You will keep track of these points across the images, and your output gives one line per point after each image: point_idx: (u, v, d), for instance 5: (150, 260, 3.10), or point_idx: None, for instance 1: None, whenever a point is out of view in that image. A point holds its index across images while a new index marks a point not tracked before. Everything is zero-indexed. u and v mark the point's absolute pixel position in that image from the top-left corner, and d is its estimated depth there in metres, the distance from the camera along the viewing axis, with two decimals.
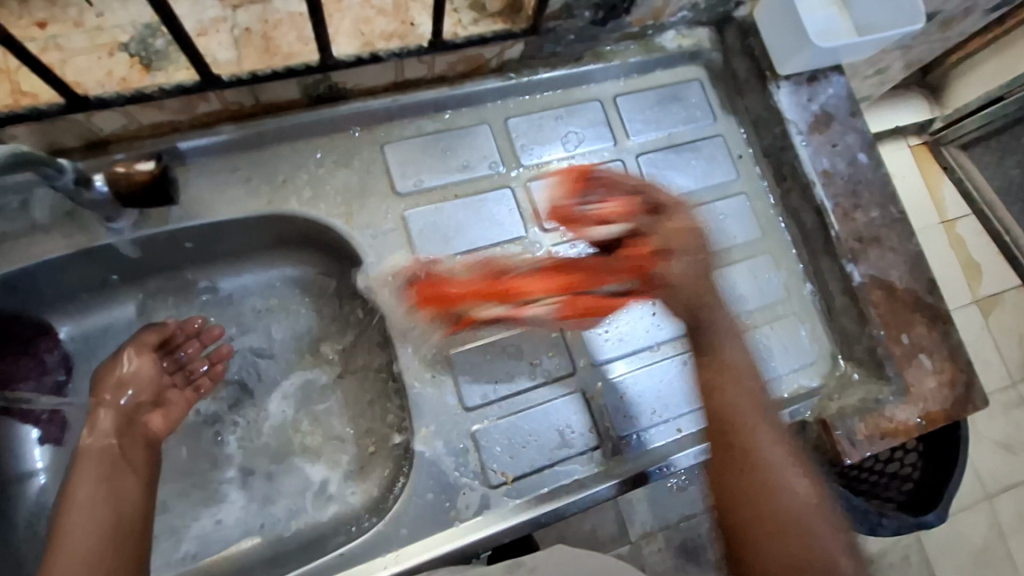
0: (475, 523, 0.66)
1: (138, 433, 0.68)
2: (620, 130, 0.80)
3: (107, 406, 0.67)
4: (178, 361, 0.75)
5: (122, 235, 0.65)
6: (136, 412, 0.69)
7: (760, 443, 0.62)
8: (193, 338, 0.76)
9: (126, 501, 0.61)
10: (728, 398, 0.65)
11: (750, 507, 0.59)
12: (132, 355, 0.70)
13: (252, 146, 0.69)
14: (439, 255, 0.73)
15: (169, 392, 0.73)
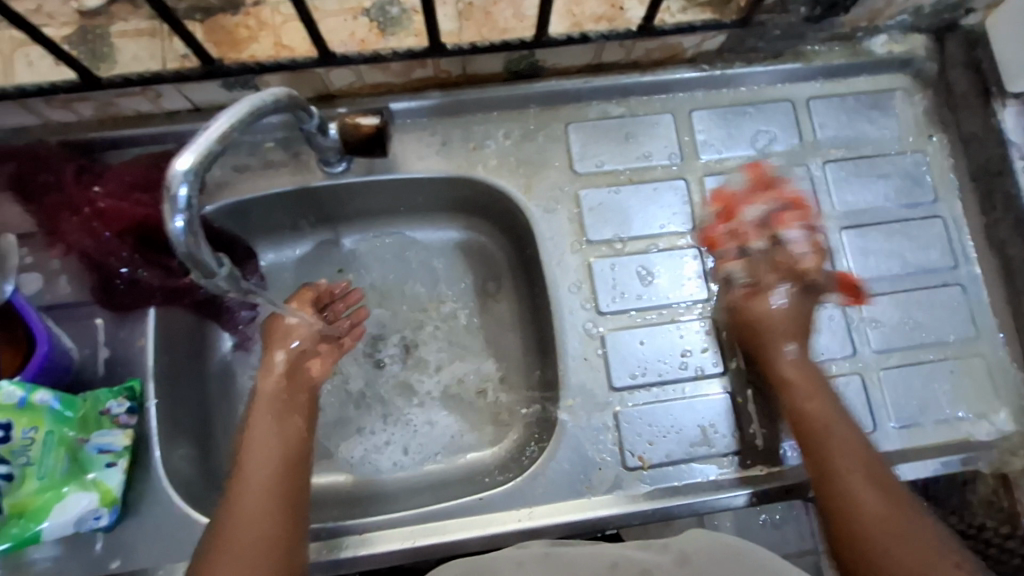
0: (608, 499, 0.68)
1: (303, 381, 0.70)
2: (808, 134, 0.77)
3: (279, 349, 0.70)
4: (331, 317, 0.77)
5: (337, 176, 0.74)
6: (301, 358, 0.71)
7: (854, 486, 0.60)
8: (339, 298, 0.79)
9: (293, 446, 0.65)
10: (838, 430, 0.63)
11: (869, 518, 0.58)
12: (297, 307, 0.73)
13: (451, 112, 0.75)
14: (606, 236, 0.74)
15: (325, 344, 0.74)
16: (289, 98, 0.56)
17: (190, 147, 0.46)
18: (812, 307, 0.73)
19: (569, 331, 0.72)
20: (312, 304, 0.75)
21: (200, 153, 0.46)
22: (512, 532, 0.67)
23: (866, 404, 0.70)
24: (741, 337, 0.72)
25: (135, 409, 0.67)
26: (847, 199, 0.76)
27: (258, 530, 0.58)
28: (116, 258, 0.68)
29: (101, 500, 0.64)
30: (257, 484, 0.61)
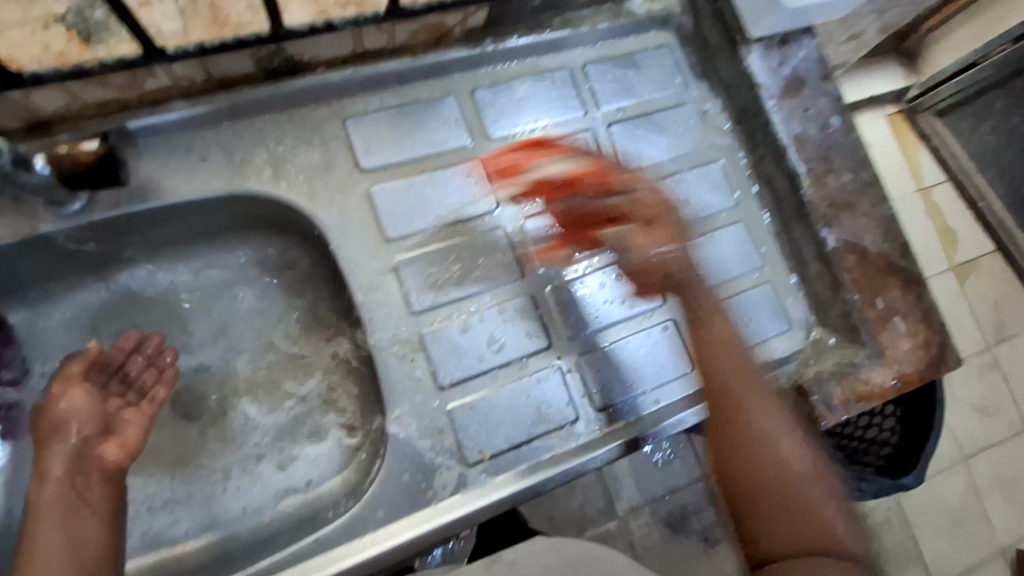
0: (457, 499, 0.65)
1: (94, 470, 0.59)
2: (590, 98, 0.78)
3: (54, 445, 0.59)
4: (127, 378, 0.69)
5: (77, 218, 0.62)
6: (87, 446, 0.61)
7: (786, 462, 0.60)
8: (135, 353, 0.71)
9: (97, 534, 0.56)
10: (711, 337, 0.67)
11: (785, 523, 0.57)
12: (66, 389, 0.63)
13: (205, 124, 0.66)
14: (405, 230, 0.70)
15: (122, 414, 0.66)
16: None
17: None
18: (620, 266, 0.75)
19: (383, 337, 0.68)
20: (89, 374, 0.66)
21: None
22: (358, 563, 0.62)
23: (680, 346, 0.74)
24: (558, 309, 0.72)
25: None
26: (635, 156, 0.78)
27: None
28: None
29: None
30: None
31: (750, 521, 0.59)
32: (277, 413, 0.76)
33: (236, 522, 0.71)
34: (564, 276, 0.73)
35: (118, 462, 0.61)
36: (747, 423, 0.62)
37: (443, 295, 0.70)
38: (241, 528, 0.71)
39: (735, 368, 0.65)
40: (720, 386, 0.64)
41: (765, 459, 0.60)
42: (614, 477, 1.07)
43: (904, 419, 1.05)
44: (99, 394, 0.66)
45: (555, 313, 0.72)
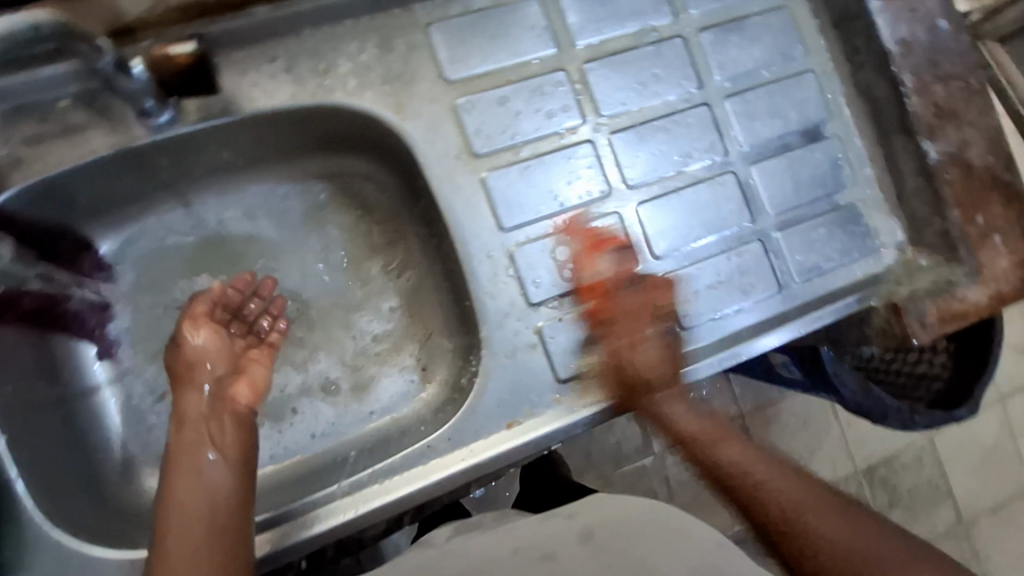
0: (543, 414, 0.66)
1: (230, 409, 0.62)
2: (679, 3, 0.73)
3: (190, 388, 0.62)
4: (246, 321, 0.72)
5: (164, 130, 0.61)
6: (222, 387, 0.64)
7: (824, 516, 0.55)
8: (252, 296, 0.73)
9: (231, 476, 0.57)
10: (721, 446, 0.65)
11: (785, 497, 0.57)
12: (195, 329, 0.67)
13: (286, 31, 0.63)
14: (491, 145, 0.68)
15: (248, 357, 0.69)
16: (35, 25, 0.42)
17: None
18: (708, 182, 0.73)
19: (473, 255, 0.66)
20: (213, 318, 0.69)
21: None
22: (460, 473, 0.63)
23: (769, 265, 0.72)
24: (648, 228, 0.70)
25: None
26: (725, 66, 0.74)
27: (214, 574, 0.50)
28: None
29: None
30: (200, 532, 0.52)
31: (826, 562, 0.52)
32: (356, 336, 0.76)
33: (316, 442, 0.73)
34: (651, 193, 0.71)
35: (249, 405, 0.64)
36: (804, 515, 0.55)
37: (533, 211, 0.68)
38: (318, 451, 0.73)
39: (761, 479, 0.60)
40: (731, 466, 0.62)
41: (781, 501, 0.57)
42: (651, 416, 1.10)
43: (956, 355, 1.00)
44: (224, 334, 0.68)
45: (644, 231, 0.70)
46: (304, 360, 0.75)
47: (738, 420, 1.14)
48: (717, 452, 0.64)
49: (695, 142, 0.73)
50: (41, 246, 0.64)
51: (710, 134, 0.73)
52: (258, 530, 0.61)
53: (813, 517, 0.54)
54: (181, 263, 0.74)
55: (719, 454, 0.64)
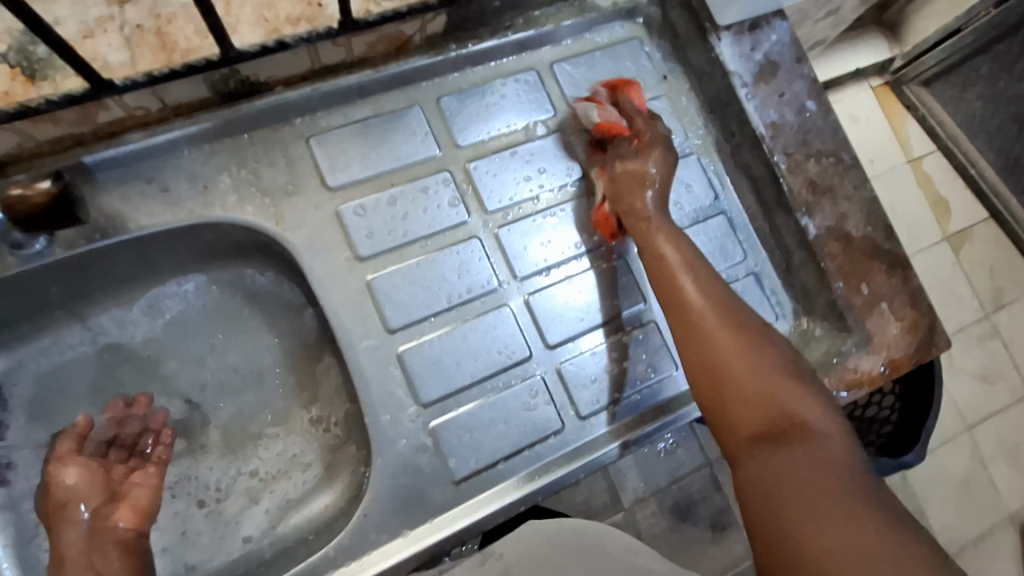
0: (444, 517, 0.64)
1: (112, 537, 0.62)
2: (560, 99, 0.77)
3: (68, 528, 0.61)
4: (123, 442, 0.70)
5: (36, 259, 0.61)
6: (101, 519, 0.62)
7: (777, 454, 0.51)
8: (127, 418, 0.71)
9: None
10: (796, 381, 0.56)
11: (821, 471, 0.49)
12: (64, 468, 0.64)
13: (165, 154, 0.65)
14: (379, 247, 0.69)
15: (129, 480, 0.67)
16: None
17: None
18: (599, 270, 0.74)
19: (360, 359, 0.66)
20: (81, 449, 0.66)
21: None
22: None
23: (665, 345, 0.73)
24: (541, 316, 0.71)
25: None
26: None
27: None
28: None
29: None
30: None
31: (796, 536, 0.46)
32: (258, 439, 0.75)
33: (219, 557, 0.70)
34: (545, 281, 0.72)
35: (135, 530, 0.63)
36: (780, 459, 0.51)
37: (421, 309, 0.68)
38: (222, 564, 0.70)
39: (786, 411, 0.54)
40: (783, 412, 0.54)
41: (789, 460, 0.50)
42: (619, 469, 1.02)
43: (904, 397, 1.02)
44: (97, 466, 0.66)
45: (536, 320, 0.71)
46: (205, 465, 0.74)
47: (705, 469, 1.05)
48: (760, 347, 0.59)
49: (584, 228, 0.74)
50: None
51: (600, 221, 0.75)
52: None
53: (794, 472, 0.49)
54: (74, 378, 0.73)
55: (783, 397, 0.55)
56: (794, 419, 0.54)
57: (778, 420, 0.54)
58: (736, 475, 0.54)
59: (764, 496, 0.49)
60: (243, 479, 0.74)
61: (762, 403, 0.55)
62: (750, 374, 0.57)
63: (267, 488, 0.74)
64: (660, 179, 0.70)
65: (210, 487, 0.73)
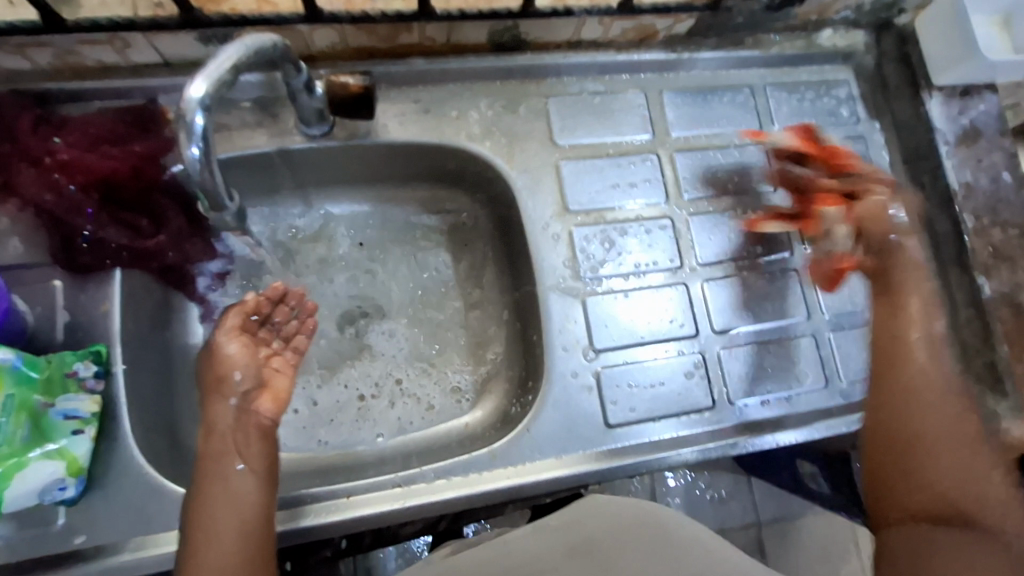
0: (568, 458, 0.69)
1: (255, 421, 0.61)
2: (767, 117, 0.83)
3: (220, 402, 0.61)
4: (276, 327, 0.68)
5: (316, 140, 0.72)
6: (246, 403, 0.62)
7: (930, 456, 0.58)
8: (280, 301, 0.68)
9: (258, 483, 0.58)
10: (937, 395, 0.61)
11: (950, 480, 0.57)
12: (229, 339, 0.64)
13: (432, 81, 0.75)
14: (584, 205, 0.76)
15: (275, 366, 0.66)
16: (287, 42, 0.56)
17: (200, 76, 0.48)
18: (772, 277, 0.78)
19: (552, 295, 0.73)
20: (246, 325, 0.66)
21: (212, 82, 0.49)
22: (503, 489, 0.67)
23: (819, 360, 0.76)
24: (712, 303, 0.76)
25: (102, 375, 0.61)
26: (800, 177, 0.82)
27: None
28: (77, 215, 0.62)
29: (67, 470, 0.57)
30: (214, 557, 0.54)
31: (948, 531, 0.55)
32: (416, 346, 0.81)
33: (362, 441, 0.76)
34: (723, 271, 0.77)
35: (274, 418, 0.62)
36: (918, 457, 0.59)
37: (611, 268, 0.75)
38: (364, 447, 0.76)
39: (929, 435, 0.59)
40: (911, 431, 0.60)
41: (929, 450, 0.59)
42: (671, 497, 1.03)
43: None
44: (255, 341, 0.66)
45: (710, 304, 0.76)
46: (367, 362, 0.80)
47: (753, 528, 1.05)
48: (893, 372, 0.62)
49: (765, 236, 0.79)
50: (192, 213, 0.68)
51: (780, 234, 0.80)
52: (310, 502, 0.65)
53: (954, 476, 0.57)
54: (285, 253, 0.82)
55: (922, 408, 0.60)
56: (917, 451, 0.59)
57: (907, 398, 0.61)
58: (869, 412, 0.64)
59: (893, 448, 0.60)
60: (384, 384, 0.79)
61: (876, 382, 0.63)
62: (926, 385, 0.61)
63: (402, 396, 0.79)
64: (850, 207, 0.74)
65: (348, 386, 0.78)
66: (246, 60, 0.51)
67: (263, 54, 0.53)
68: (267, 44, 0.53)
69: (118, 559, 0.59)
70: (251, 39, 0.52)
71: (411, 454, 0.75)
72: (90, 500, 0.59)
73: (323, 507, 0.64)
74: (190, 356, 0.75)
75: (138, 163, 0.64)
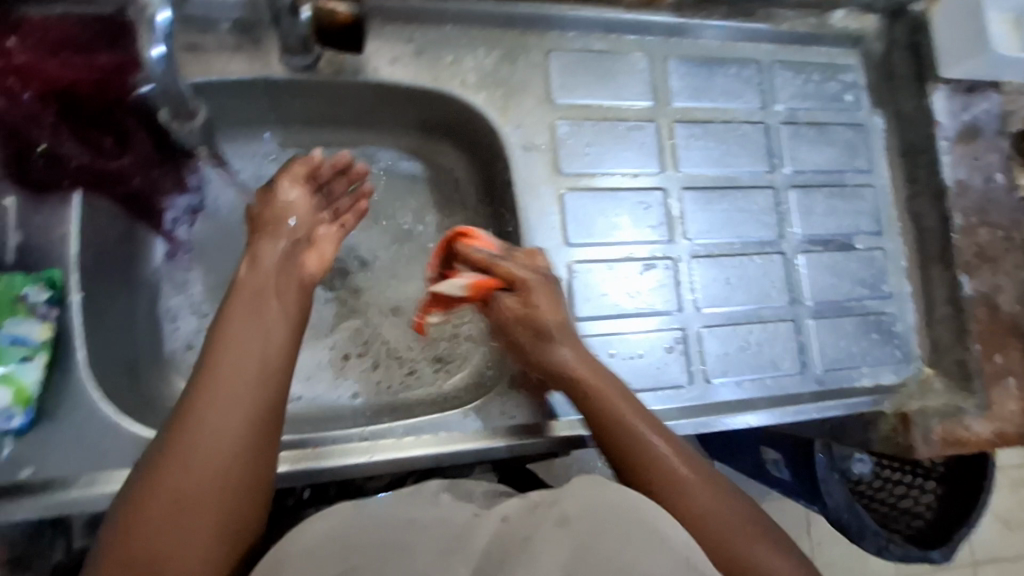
0: (542, 423, 0.68)
1: (298, 275, 0.58)
2: (770, 95, 0.81)
3: (269, 241, 0.58)
4: (329, 195, 0.66)
5: (300, 72, 0.67)
6: (295, 252, 0.58)
7: (713, 527, 0.50)
8: (340, 174, 0.67)
9: (249, 416, 0.50)
10: (632, 417, 0.56)
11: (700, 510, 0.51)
12: (291, 184, 0.61)
13: (429, 21, 0.70)
14: (577, 167, 0.73)
15: (328, 231, 0.63)
16: None
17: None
18: (759, 259, 0.77)
19: None
20: (310, 179, 0.63)
21: None
22: (472, 450, 0.66)
23: (798, 345, 0.76)
24: (696, 280, 0.75)
25: (55, 303, 0.57)
26: (797, 160, 0.81)
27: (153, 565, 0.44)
28: (34, 126, 0.57)
29: (13, 399, 0.54)
30: (178, 490, 0.46)
31: None
32: (392, 300, 0.78)
33: (330, 392, 0.74)
34: (710, 249, 0.76)
35: (316, 278, 0.59)
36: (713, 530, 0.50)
37: (600, 235, 0.73)
38: (332, 399, 0.74)
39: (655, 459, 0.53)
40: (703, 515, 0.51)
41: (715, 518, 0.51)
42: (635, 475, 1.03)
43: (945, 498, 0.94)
44: (314, 200, 0.63)
45: (695, 280, 0.75)
46: (343, 315, 0.77)
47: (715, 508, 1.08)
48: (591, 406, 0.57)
49: (757, 217, 0.78)
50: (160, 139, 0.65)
51: (772, 217, 0.78)
52: (271, 450, 0.62)
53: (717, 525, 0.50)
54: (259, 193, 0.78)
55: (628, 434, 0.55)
56: (729, 545, 0.50)
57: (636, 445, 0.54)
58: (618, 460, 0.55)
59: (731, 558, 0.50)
60: (372, 343, 0.77)
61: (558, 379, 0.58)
62: (625, 406, 0.57)
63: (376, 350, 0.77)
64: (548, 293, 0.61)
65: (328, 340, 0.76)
66: None
67: None
68: None
69: (66, 496, 0.55)
70: None
71: (381, 410, 0.73)
72: (39, 430, 0.57)
73: (287, 454, 0.62)
74: (164, 284, 0.74)
75: (106, 77, 0.58)
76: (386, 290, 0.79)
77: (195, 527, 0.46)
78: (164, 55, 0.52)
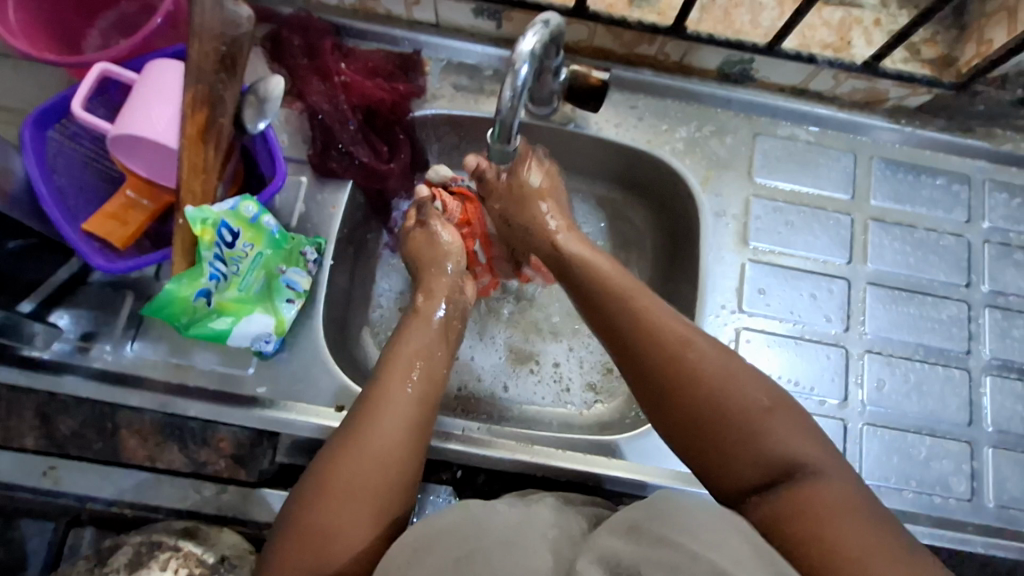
0: (683, 472, 0.70)
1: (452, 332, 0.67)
2: (978, 212, 0.80)
3: (438, 274, 0.70)
4: (367, 154, 0.75)
5: (539, 119, 0.79)
6: (457, 284, 0.70)
7: (781, 434, 0.52)
8: (364, 149, 0.75)
9: (403, 439, 0.55)
10: (791, 434, 0.52)
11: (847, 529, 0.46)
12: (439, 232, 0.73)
13: (654, 93, 0.81)
14: (762, 242, 0.77)
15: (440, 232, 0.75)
16: (556, 27, 0.55)
17: (529, 34, 0.51)
18: (939, 371, 0.75)
19: (711, 317, 0.75)
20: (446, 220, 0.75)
21: (540, 37, 0.52)
22: (616, 477, 0.69)
23: (969, 472, 0.72)
24: (866, 376, 0.74)
25: (317, 260, 0.71)
26: (998, 281, 0.78)
27: (322, 543, 0.50)
28: (342, 128, 0.73)
29: (275, 327, 0.67)
30: (349, 486, 0.52)
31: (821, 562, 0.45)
32: (559, 328, 0.86)
33: (488, 394, 0.82)
34: (885, 349, 0.75)
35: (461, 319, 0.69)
36: (829, 516, 0.47)
37: (773, 309, 0.76)
38: (487, 401, 0.81)
39: (764, 435, 0.52)
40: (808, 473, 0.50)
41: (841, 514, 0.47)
42: None
43: None
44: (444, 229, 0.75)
45: (864, 373, 0.74)
46: (513, 329, 0.85)
47: None
48: (687, 393, 0.54)
49: (942, 327, 0.76)
50: (415, 153, 0.79)
51: (961, 332, 0.76)
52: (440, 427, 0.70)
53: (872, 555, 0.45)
54: None
55: (778, 439, 0.51)
56: (763, 440, 0.51)
57: (742, 415, 0.52)
58: (716, 442, 0.53)
59: (734, 427, 0.52)
60: (528, 348, 0.85)
61: (660, 369, 0.56)
62: (779, 416, 0.53)
63: (537, 365, 0.84)
64: (372, 143, 0.76)
65: (492, 339, 0.85)
66: (551, 30, 0.54)
67: (552, 28, 0.54)
68: (558, 23, 0.54)
69: (284, 415, 0.67)
70: (548, 15, 0.54)
71: (530, 420, 0.80)
72: (278, 358, 0.70)
73: (450, 435, 0.69)
74: (377, 266, 0.84)
75: (398, 100, 0.76)
76: (558, 315, 0.86)
77: (356, 521, 0.51)
78: (513, 98, 0.52)
